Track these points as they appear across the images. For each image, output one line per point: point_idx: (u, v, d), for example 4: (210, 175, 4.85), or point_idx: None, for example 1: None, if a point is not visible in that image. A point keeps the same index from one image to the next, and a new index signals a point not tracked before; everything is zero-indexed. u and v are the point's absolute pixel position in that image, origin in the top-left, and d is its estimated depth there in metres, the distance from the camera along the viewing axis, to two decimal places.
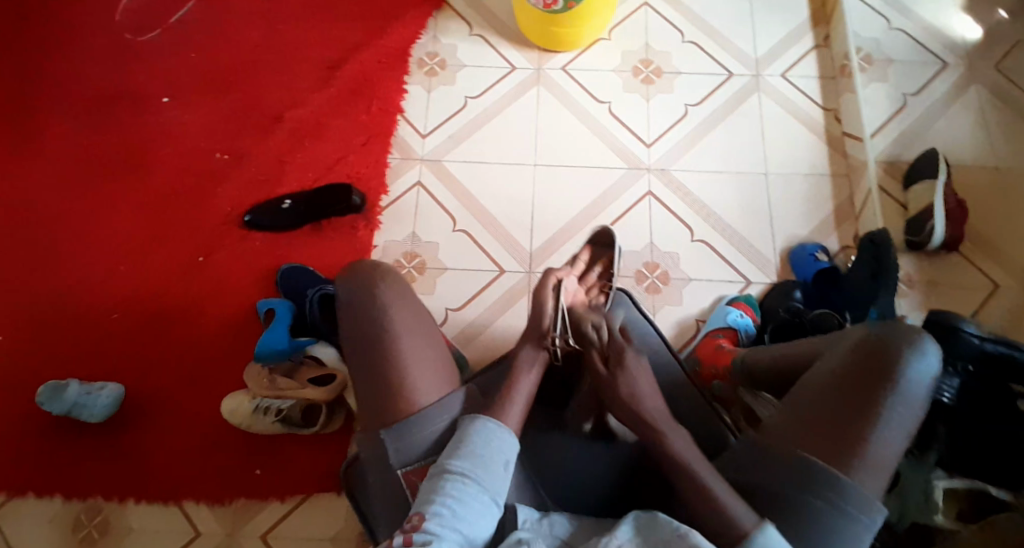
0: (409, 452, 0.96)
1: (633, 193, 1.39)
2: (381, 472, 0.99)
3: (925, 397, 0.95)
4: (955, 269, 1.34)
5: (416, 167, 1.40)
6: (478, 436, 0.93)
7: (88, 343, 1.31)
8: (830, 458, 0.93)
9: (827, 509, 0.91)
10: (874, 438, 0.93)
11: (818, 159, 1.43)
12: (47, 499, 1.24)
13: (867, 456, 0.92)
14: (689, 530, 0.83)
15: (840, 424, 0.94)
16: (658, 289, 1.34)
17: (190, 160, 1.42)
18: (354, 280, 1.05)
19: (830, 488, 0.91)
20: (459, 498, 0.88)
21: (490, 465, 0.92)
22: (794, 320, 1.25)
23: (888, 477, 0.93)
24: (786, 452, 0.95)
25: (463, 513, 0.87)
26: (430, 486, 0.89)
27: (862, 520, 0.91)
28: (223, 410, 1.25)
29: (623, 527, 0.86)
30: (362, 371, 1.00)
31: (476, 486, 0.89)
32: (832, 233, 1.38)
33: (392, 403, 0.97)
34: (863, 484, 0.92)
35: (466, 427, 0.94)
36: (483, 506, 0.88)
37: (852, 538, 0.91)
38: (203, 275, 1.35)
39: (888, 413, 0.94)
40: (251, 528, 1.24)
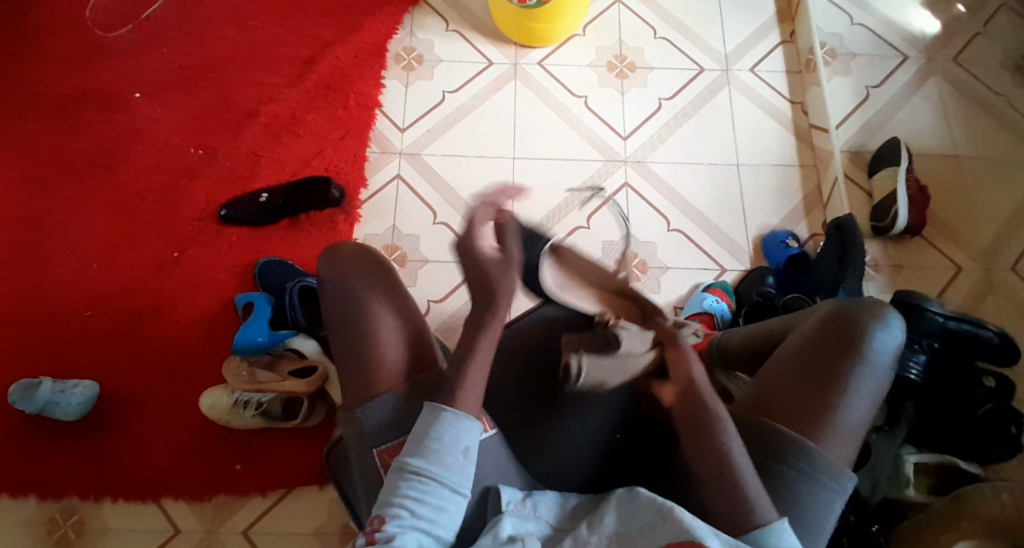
0: (383, 430, 0.94)
1: (610, 184, 1.42)
2: (356, 453, 0.96)
3: (890, 366, 0.98)
4: (919, 252, 1.40)
5: (395, 160, 1.42)
6: (435, 428, 0.85)
7: (61, 341, 1.29)
8: (800, 427, 0.95)
9: (797, 477, 0.93)
10: (842, 407, 0.95)
11: (788, 150, 1.47)
12: (21, 500, 1.21)
13: (835, 425, 0.95)
14: (673, 507, 0.81)
15: (811, 395, 0.96)
16: (636, 277, 1.35)
17: (166, 157, 1.42)
18: (335, 265, 1.06)
19: (800, 457, 0.93)
20: (419, 497, 0.82)
21: (450, 458, 0.84)
22: (767, 302, 1.28)
23: (855, 443, 0.96)
24: (751, 421, 0.97)
25: (426, 512, 0.82)
26: (391, 484, 0.84)
27: (832, 486, 0.93)
28: (201, 405, 1.24)
29: (607, 517, 0.84)
30: (345, 354, 1.00)
31: (435, 483, 0.83)
32: (801, 221, 1.42)
33: (371, 373, 0.97)
34: (831, 451, 0.94)
35: (425, 419, 0.86)
36: (448, 501, 0.83)
37: (824, 505, 0.93)
38: (179, 270, 1.34)
39: (855, 382, 0.96)
40: (233, 524, 1.23)
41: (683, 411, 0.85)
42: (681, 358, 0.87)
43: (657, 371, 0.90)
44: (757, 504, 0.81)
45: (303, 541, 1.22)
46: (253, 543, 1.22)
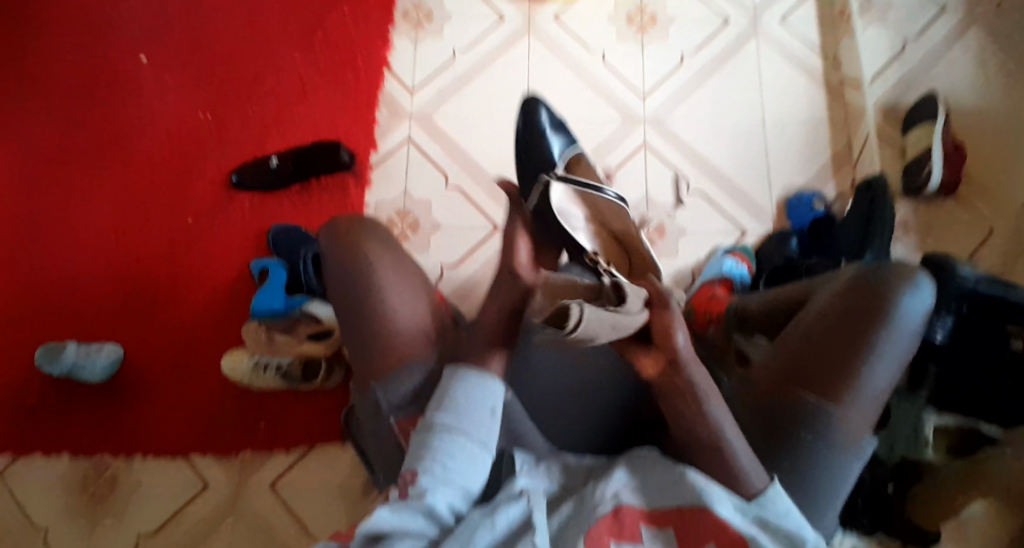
0: (398, 400, 0.99)
1: (628, 145, 1.38)
2: (374, 420, 1.02)
3: (918, 331, 0.96)
4: (950, 213, 1.34)
5: (405, 123, 1.41)
6: (460, 391, 0.91)
7: (86, 304, 1.33)
8: (823, 393, 0.93)
9: (816, 441, 0.92)
10: (867, 371, 0.94)
11: (817, 105, 1.41)
12: (54, 457, 1.27)
13: (858, 389, 0.93)
14: (687, 470, 0.83)
15: (831, 362, 0.94)
16: (654, 242, 1.33)
17: (178, 123, 1.43)
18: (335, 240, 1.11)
19: (821, 421, 0.92)
20: (450, 452, 0.86)
21: (476, 417, 0.90)
22: (789, 266, 1.24)
23: (877, 407, 0.95)
24: (769, 388, 0.96)
25: (457, 467, 0.85)
26: (420, 443, 0.88)
27: (851, 450, 0.93)
28: (223, 367, 1.28)
29: (618, 473, 0.85)
30: (353, 331, 1.04)
31: (464, 440, 0.87)
32: (829, 180, 1.36)
33: (381, 351, 1.01)
34: (853, 416, 0.93)
35: (447, 383, 0.93)
36: (474, 455, 0.87)
37: (842, 468, 0.93)
38: (196, 237, 1.36)
39: (881, 347, 0.94)
40: (260, 477, 1.27)
41: (671, 391, 0.84)
42: (667, 329, 0.81)
43: (641, 338, 0.83)
44: (746, 475, 0.83)
45: (326, 492, 1.26)
46: (279, 494, 1.26)
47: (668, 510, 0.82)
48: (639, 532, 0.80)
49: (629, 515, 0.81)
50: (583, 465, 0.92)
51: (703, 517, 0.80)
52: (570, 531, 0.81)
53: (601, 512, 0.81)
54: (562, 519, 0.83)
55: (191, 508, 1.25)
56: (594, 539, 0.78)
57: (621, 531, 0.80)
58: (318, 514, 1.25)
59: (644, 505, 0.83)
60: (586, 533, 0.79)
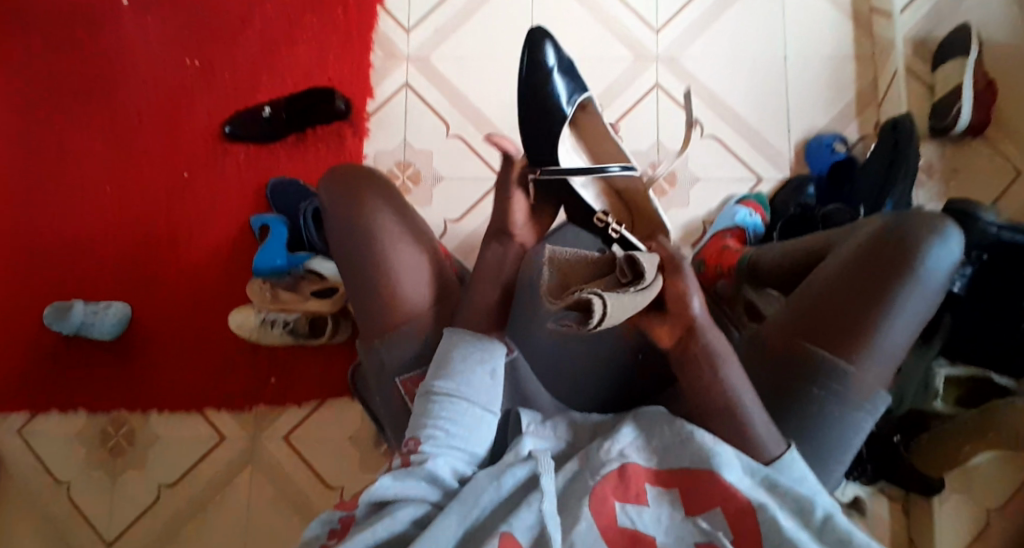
0: (403, 362, 0.98)
1: (639, 87, 1.32)
2: (379, 380, 1.01)
3: (941, 284, 0.92)
4: (977, 154, 1.27)
5: (402, 66, 1.35)
6: (459, 351, 0.89)
7: (89, 261, 1.32)
8: (838, 350, 0.92)
9: (830, 399, 0.91)
10: (885, 327, 0.91)
11: (842, 39, 1.33)
12: (72, 414, 1.30)
13: (875, 346, 0.91)
14: (692, 431, 0.81)
15: (849, 319, 0.92)
16: (664, 191, 1.29)
17: (165, 69, 1.37)
18: (337, 190, 1.07)
19: (834, 379, 0.91)
20: (451, 417, 0.85)
21: (477, 379, 0.87)
22: (805, 215, 1.20)
23: (895, 363, 0.92)
24: (784, 345, 0.94)
25: (459, 431, 0.84)
26: (421, 409, 0.86)
27: (865, 405, 0.92)
28: (231, 324, 1.27)
29: (624, 430, 0.83)
30: (355, 290, 1.02)
31: (465, 403, 0.86)
32: (851, 121, 1.30)
33: (384, 315, 1.00)
34: (868, 372, 0.91)
35: (446, 345, 0.90)
36: (478, 418, 0.86)
37: (855, 423, 0.93)
38: (193, 191, 1.34)
39: (901, 302, 0.91)
40: (274, 430, 1.29)
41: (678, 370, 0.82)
42: (681, 294, 0.78)
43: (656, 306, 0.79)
44: (763, 442, 0.82)
45: (339, 444, 1.29)
46: (294, 447, 1.29)
47: (676, 469, 0.80)
48: (644, 491, 0.79)
49: (635, 474, 0.80)
50: (592, 420, 0.89)
51: (710, 478, 0.78)
52: (574, 491, 0.79)
53: (605, 472, 0.79)
54: (567, 475, 0.81)
55: (208, 460, 1.28)
56: (598, 502, 0.77)
57: (626, 492, 0.79)
58: (332, 467, 1.28)
59: (651, 463, 0.81)
60: (590, 495, 0.78)
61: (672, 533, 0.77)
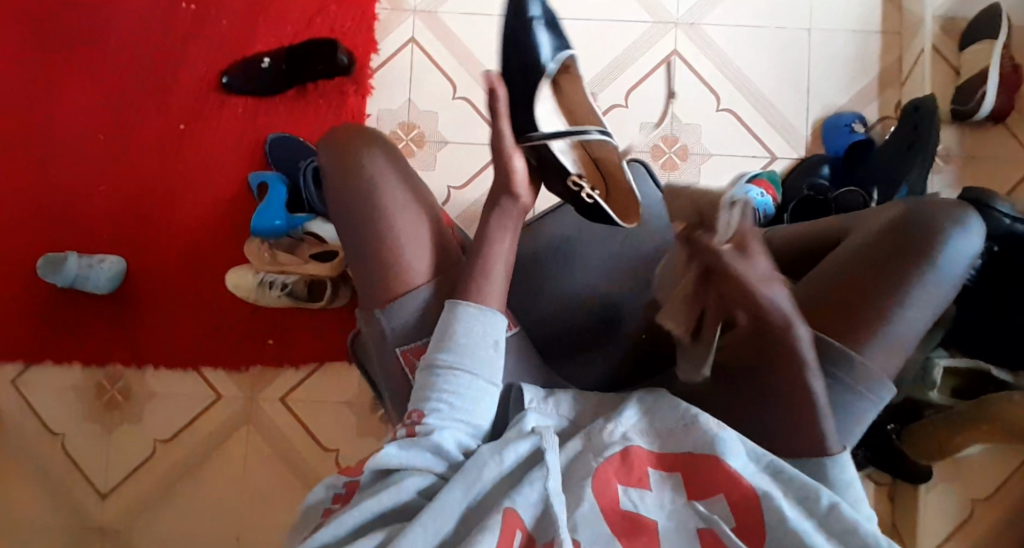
0: (402, 332, 0.94)
1: (656, 53, 1.27)
2: (378, 348, 0.97)
3: (959, 275, 0.89)
4: (998, 141, 1.24)
5: (409, 19, 1.28)
6: (461, 322, 0.82)
7: (82, 212, 1.29)
8: (842, 337, 0.88)
9: (834, 387, 0.87)
10: (896, 316, 0.87)
11: (871, 12, 1.27)
12: (67, 366, 1.29)
13: (882, 335, 0.87)
14: (698, 415, 0.77)
15: (858, 305, 0.88)
16: (675, 165, 1.25)
17: (158, 12, 1.31)
18: (334, 152, 1.00)
19: (837, 366, 0.87)
20: (454, 390, 0.80)
21: (481, 349, 0.82)
22: (815, 198, 1.17)
23: (903, 355, 0.88)
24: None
25: (462, 404, 0.80)
26: (422, 381, 0.81)
27: (869, 397, 0.87)
28: (228, 284, 1.25)
29: (628, 410, 0.80)
30: (356, 256, 0.97)
31: (468, 375, 0.81)
32: (872, 101, 1.25)
33: (384, 288, 0.95)
34: (873, 361, 0.87)
35: (447, 314, 0.83)
36: (482, 391, 0.81)
37: (859, 413, 0.87)
38: (188, 143, 1.29)
39: (915, 291, 0.87)
40: (271, 391, 1.29)
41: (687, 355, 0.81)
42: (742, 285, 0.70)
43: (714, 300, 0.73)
44: (824, 435, 0.76)
45: (336, 409, 1.29)
46: (290, 408, 1.29)
47: (679, 454, 0.76)
48: (647, 476, 0.75)
49: (637, 457, 0.75)
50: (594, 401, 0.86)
51: (714, 462, 0.74)
52: (577, 468, 0.76)
53: (609, 454, 0.75)
54: (570, 455, 0.77)
55: (205, 418, 1.29)
56: (601, 483, 0.74)
57: (629, 475, 0.74)
58: (329, 431, 1.29)
59: (654, 447, 0.77)
60: (592, 477, 0.74)
61: (674, 517, 0.73)
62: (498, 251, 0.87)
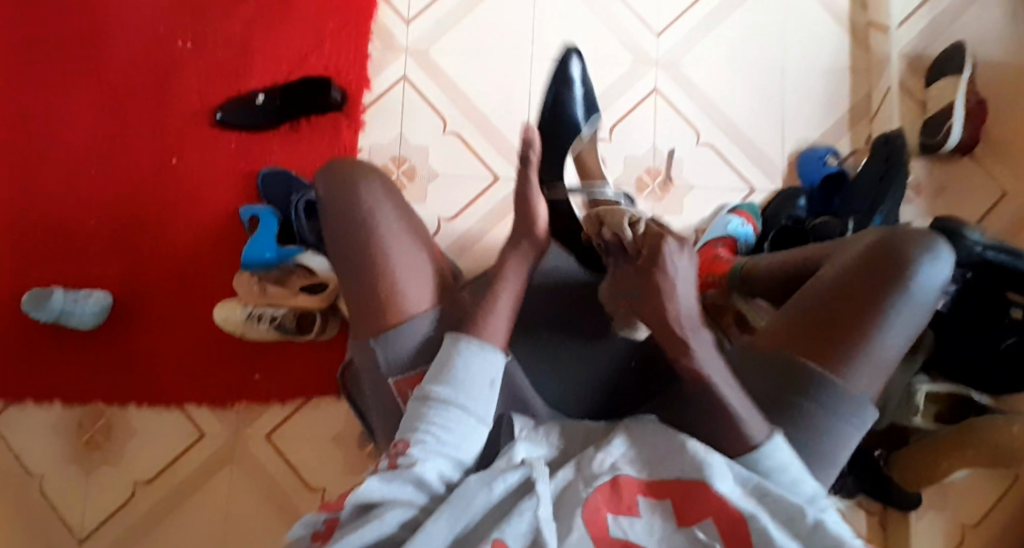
0: (398, 362, 0.95)
1: (638, 89, 1.32)
2: (372, 376, 0.99)
3: (931, 301, 0.92)
4: (965, 172, 1.30)
5: (401, 58, 1.32)
6: (459, 358, 0.86)
7: (68, 248, 1.28)
8: (826, 363, 0.91)
9: (819, 411, 0.90)
10: (876, 341, 0.91)
11: (840, 52, 1.34)
12: (46, 405, 1.27)
13: (865, 359, 0.91)
14: (686, 441, 0.80)
15: (838, 331, 0.91)
16: (658, 197, 1.29)
17: (152, 48, 1.34)
18: (334, 184, 1.02)
19: (822, 390, 0.90)
20: (443, 423, 0.83)
21: (476, 388, 0.85)
22: (795, 228, 1.22)
23: (884, 377, 0.92)
24: (771, 351, 0.94)
25: (449, 438, 0.83)
26: (414, 413, 0.84)
27: (852, 420, 0.91)
28: (217, 318, 1.25)
29: (615, 440, 0.83)
30: (352, 282, 0.98)
31: (459, 411, 0.84)
32: (844, 135, 1.31)
33: (379, 311, 0.96)
34: (857, 386, 0.91)
35: (447, 349, 0.87)
36: (470, 428, 0.84)
37: (843, 437, 0.91)
38: (178, 177, 1.30)
39: (892, 317, 0.91)
40: (256, 429, 1.28)
41: (677, 363, 0.83)
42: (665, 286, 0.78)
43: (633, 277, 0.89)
44: (745, 425, 0.81)
45: (321, 446, 1.28)
46: (275, 447, 1.27)
47: (665, 479, 0.79)
48: (636, 503, 0.78)
49: (626, 487, 0.79)
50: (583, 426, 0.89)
51: (702, 490, 0.77)
52: (566, 500, 0.78)
53: (598, 484, 0.79)
54: (560, 485, 0.79)
55: (188, 456, 1.26)
56: (591, 510, 0.77)
57: (618, 504, 0.78)
58: (314, 467, 1.27)
59: (642, 475, 0.80)
60: (582, 506, 0.77)
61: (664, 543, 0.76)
62: (506, 291, 0.92)
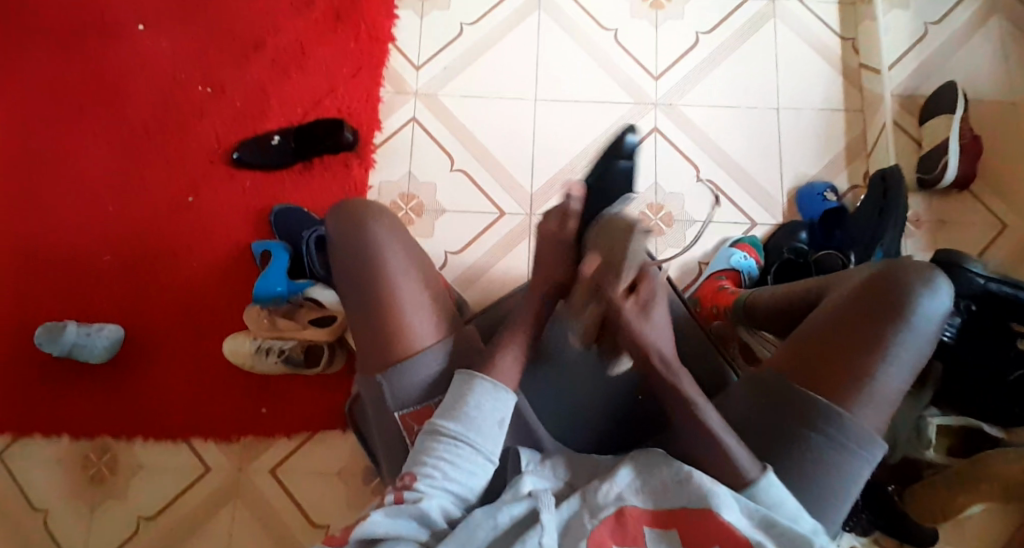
0: (406, 395, 0.95)
1: (639, 128, 1.36)
2: (377, 411, 0.98)
3: (933, 335, 0.92)
4: (965, 206, 1.32)
5: (410, 101, 1.38)
6: (473, 396, 0.88)
7: (83, 283, 1.31)
8: (831, 395, 0.90)
9: (825, 444, 0.89)
10: (880, 373, 0.90)
11: (834, 92, 1.38)
12: (54, 439, 1.27)
13: (870, 391, 0.89)
14: (692, 472, 0.80)
15: (842, 360, 0.91)
16: (662, 231, 1.31)
17: (172, 92, 1.39)
18: (349, 224, 1.01)
19: (828, 423, 0.89)
20: (451, 459, 0.84)
21: (487, 427, 0.87)
22: (799, 260, 1.22)
23: (890, 411, 0.90)
24: (775, 380, 0.93)
25: (456, 474, 0.84)
26: (423, 446, 0.86)
27: (861, 454, 0.89)
28: (225, 351, 1.26)
29: (623, 470, 0.82)
30: (361, 314, 0.98)
31: (469, 448, 0.85)
32: (841, 171, 1.34)
33: (388, 339, 0.95)
34: (864, 419, 0.89)
35: (462, 386, 0.89)
36: (477, 465, 0.85)
37: (853, 473, 0.89)
38: (193, 214, 1.34)
39: (895, 349, 0.90)
40: (260, 464, 1.27)
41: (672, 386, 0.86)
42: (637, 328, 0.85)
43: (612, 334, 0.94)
44: (739, 462, 0.82)
45: (326, 481, 1.26)
46: (280, 481, 1.26)
47: (670, 509, 0.80)
48: (641, 534, 0.78)
49: (633, 517, 0.79)
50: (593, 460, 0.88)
51: (709, 518, 0.78)
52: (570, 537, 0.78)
53: (603, 515, 0.79)
54: (566, 515, 0.80)
55: (192, 491, 1.25)
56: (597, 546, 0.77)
57: (624, 534, 0.78)
58: (318, 503, 1.25)
59: (650, 506, 0.80)
60: (587, 538, 0.78)
61: None
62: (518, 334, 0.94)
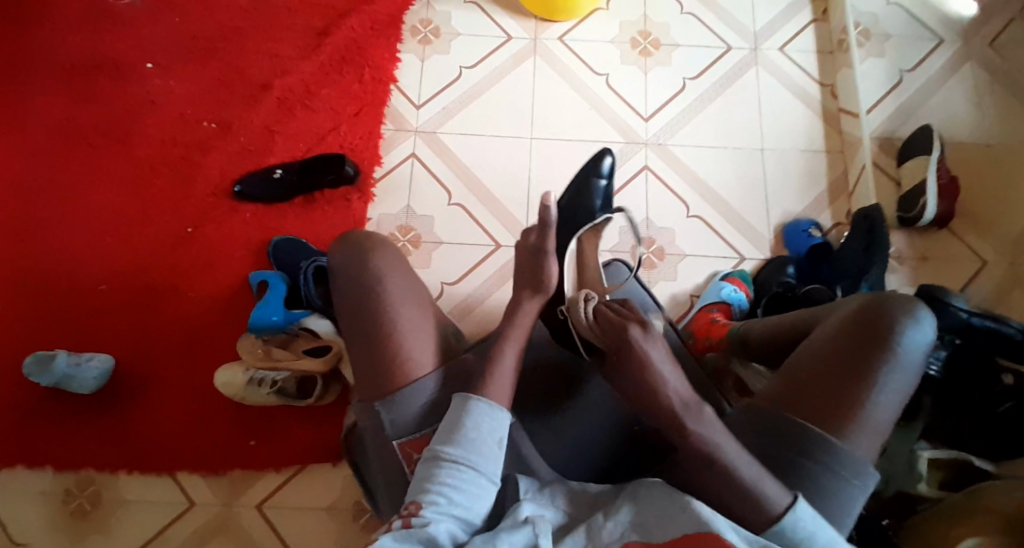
0: (404, 423, 0.93)
1: (631, 166, 1.41)
2: (375, 439, 0.96)
3: (919, 367, 0.92)
4: (945, 244, 1.37)
5: (410, 138, 1.42)
6: (471, 417, 0.87)
7: (76, 313, 1.30)
8: (823, 425, 0.90)
9: (821, 472, 0.89)
10: (869, 403, 0.90)
11: (816, 136, 1.44)
12: (38, 470, 1.23)
13: (860, 422, 0.90)
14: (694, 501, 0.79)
15: (833, 391, 0.91)
16: (653, 265, 1.35)
17: (177, 128, 1.42)
18: (350, 251, 1.02)
19: (822, 450, 0.89)
20: (455, 484, 0.83)
21: (486, 446, 0.86)
22: (787, 294, 1.24)
23: (882, 441, 0.91)
24: (772, 414, 0.93)
25: (461, 498, 0.83)
26: (425, 473, 0.85)
27: (856, 483, 0.89)
28: (217, 381, 1.23)
29: (624, 508, 0.82)
30: (359, 342, 0.97)
31: (472, 470, 0.84)
32: (825, 209, 1.39)
33: (388, 365, 0.94)
34: (856, 448, 0.89)
35: (457, 409, 0.88)
36: (481, 489, 0.84)
37: (848, 501, 0.89)
38: (193, 245, 1.35)
39: (883, 380, 0.91)
40: (247, 499, 1.23)
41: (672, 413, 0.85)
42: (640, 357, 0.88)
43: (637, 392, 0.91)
44: (766, 495, 0.81)
45: (313, 517, 1.23)
46: (267, 517, 1.22)
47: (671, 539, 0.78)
48: None
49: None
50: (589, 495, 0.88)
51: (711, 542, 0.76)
52: None
53: None
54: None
55: (177, 525, 1.21)
56: None
57: None
58: (305, 538, 1.22)
59: (651, 538, 0.78)
60: None
61: None
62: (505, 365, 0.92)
